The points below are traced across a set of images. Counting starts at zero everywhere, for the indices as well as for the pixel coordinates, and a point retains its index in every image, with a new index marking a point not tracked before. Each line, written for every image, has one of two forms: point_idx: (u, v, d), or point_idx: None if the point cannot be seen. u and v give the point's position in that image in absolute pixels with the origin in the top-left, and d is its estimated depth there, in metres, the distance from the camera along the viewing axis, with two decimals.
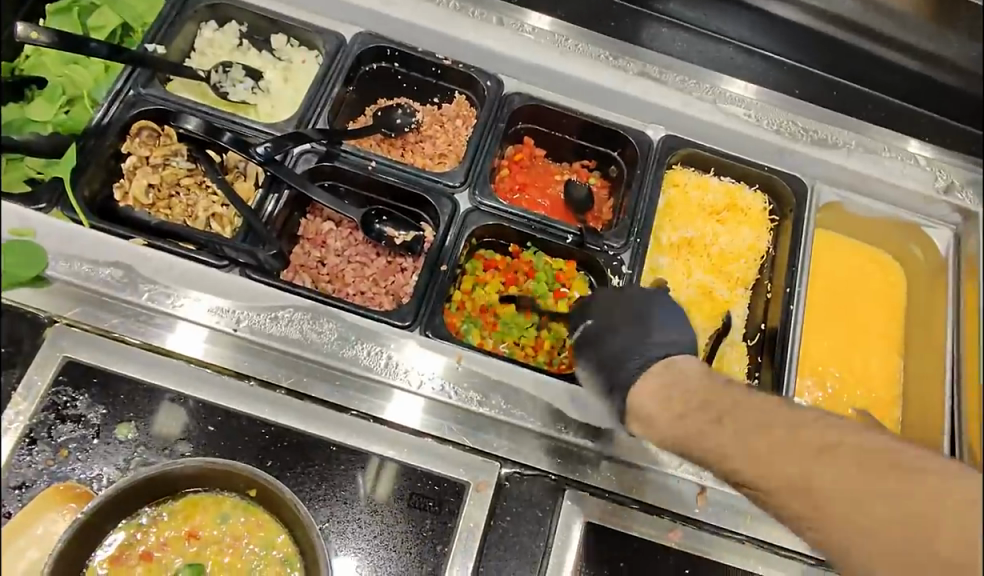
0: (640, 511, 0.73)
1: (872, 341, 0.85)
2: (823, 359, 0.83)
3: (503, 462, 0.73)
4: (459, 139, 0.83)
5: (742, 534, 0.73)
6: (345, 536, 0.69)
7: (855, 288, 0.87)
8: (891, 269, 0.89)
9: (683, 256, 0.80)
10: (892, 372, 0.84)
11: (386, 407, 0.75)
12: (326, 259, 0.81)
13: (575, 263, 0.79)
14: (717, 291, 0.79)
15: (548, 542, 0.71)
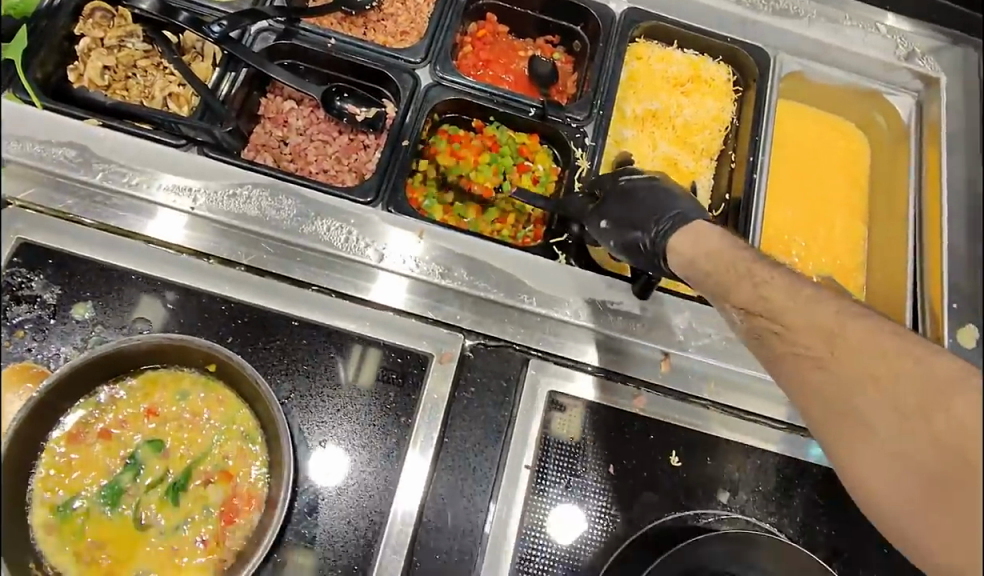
0: (604, 379, 0.72)
1: (835, 208, 0.84)
2: (788, 227, 0.81)
3: (467, 334, 0.72)
4: (421, 16, 0.82)
5: (706, 398, 0.72)
6: (308, 409, 0.69)
7: (820, 155, 0.86)
8: (854, 136, 0.88)
9: (648, 128, 0.81)
10: (857, 240, 0.83)
11: (371, 290, 0.73)
12: (288, 138, 0.80)
13: (538, 136, 0.78)
14: (682, 162, 0.80)
15: (512, 412, 0.70)
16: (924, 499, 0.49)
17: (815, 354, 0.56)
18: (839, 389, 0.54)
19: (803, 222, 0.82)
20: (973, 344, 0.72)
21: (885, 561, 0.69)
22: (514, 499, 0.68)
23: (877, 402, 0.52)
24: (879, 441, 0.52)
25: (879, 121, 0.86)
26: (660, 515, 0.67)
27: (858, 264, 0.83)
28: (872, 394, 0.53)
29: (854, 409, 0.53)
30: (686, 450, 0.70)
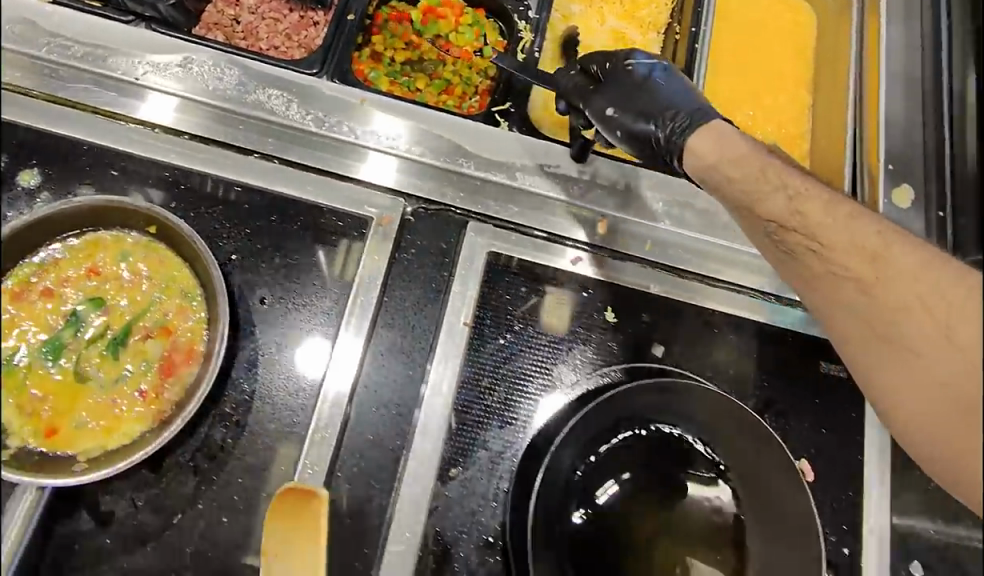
0: (541, 241, 0.73)
1: (780, 79, 0.92)
2: (730, 97, 0.90)
3: (408, 200, 0.73)
4: None
5: (644, 258, 0.73)
6: (248, 270, 0.69)
7: (767, 30, 0.94)
8: (801, 10, 0.95)
9: (596, 5, 0.88)
10: (802, 108, 0.91)
11: (362, 169, 0.74)
12: (240, 17, 0.83)
13: (484, 16, 0.87)
14: (630, 36, 0.87)
15: (452, 272, 0.71)
16: (953, 419, 0.53)
17: (860, 278, 0.60)
18: (886, 314, 0.58)
19: (744, 92, 0.91)
20: (907, 204, 0.76)
21: (817, 411, 0.70)
22: (450, 357, 0.68)
23: (920, 325, 0.56)
24: (917, 360, 0.56)
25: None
26: (594, 368, 0.69)
27: (804, 130, 0.91)
28: (915, 317, 0.56)
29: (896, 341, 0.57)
30: (620, 306, 0.71)
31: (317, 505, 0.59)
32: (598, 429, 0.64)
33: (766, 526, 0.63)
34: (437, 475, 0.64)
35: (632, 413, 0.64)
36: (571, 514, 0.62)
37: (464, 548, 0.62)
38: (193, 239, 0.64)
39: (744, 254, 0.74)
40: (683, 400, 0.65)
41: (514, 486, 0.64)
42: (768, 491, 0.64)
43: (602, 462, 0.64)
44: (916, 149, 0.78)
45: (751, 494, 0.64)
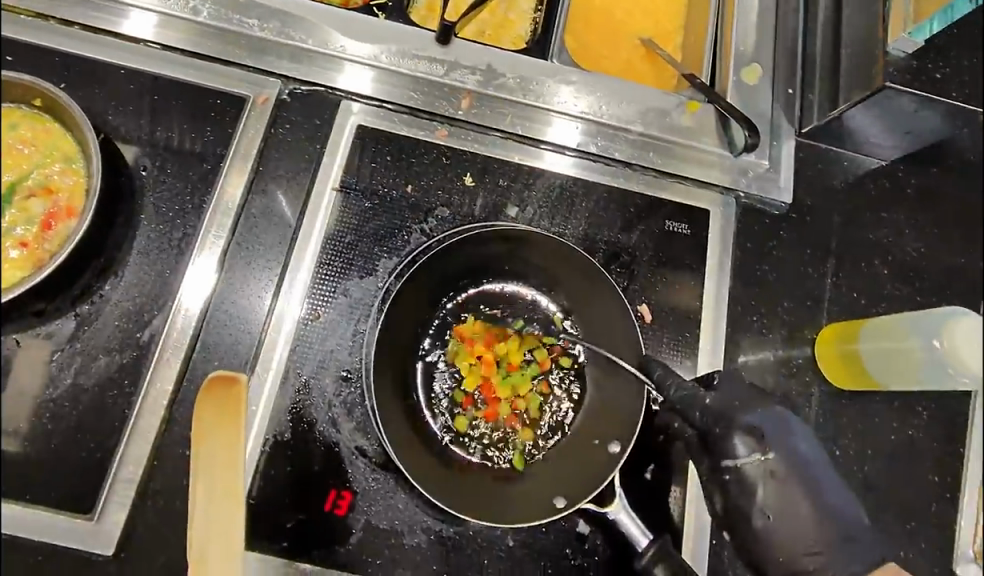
0: (409, 116, 0.80)
1: None
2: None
3: (284, 82, 0.79)
4: None
5: (501, 131, 0.80)
6: (131, 143, 0.74)
7: None
8: None
9: None
10: (680, 6, 0.99)
11: (341, 80, 0.79)
12: None
13: None
14: None
15: (323, 145, 0.77)
16: None
17: None
18: None
19: None
20: (755, 81, 0.86)
21: (661, 265, 0.77)
22: (316, 217, 0.73)
23: None
24: None
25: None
26: (451, 227, 0.75)
27: (680, 28, 0.99)
28: None
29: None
30: (479, 173, 0.78)
31: (240, 393, 0.60)
32: (446, 277, 0.71)
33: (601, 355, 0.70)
34: (300, 317, 0.70)
35: (478, 259, 0.71)
36: (421, 355, 0.70)
37: (323, 381, 0.67)
38: (67, 101, 0.68)
39: (605, 125, 0.81)
40: (528, 250, 0.71)
41: (374, 326, 0.70)
42: (604, 328, 0.71)
43: (454, 309, 0.72)
44: (767, 41, 0.88)
45: (594, 332, 0.72)
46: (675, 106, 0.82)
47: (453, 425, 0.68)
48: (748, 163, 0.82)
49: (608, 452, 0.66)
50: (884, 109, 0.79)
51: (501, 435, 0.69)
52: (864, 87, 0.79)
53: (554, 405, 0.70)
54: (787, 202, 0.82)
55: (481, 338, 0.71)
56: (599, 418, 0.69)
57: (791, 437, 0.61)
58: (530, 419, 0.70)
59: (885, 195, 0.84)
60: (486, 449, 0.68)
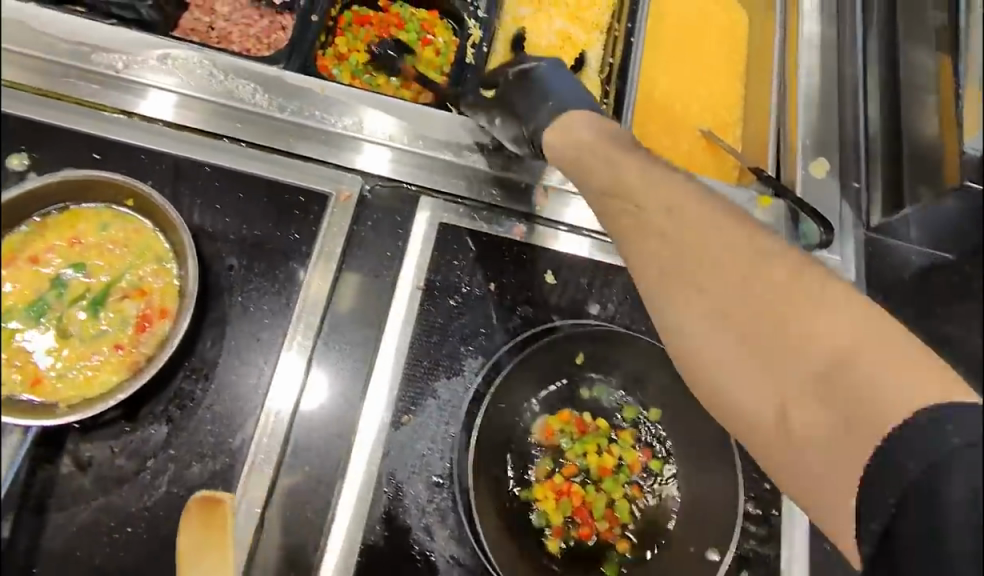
0: (488, 211, 0.80)
1: (716, 74, 1.06)
2: (668, 89, 1.03)
3: (365, 179, 0.80)
4: (275, 34, 0.96)
5: (575, 226, 0.81)
6: (218, 240, 0.75)
7: (706, 31, 1.08)
8: (737, 17, 1.09)
9: (543, 7, 1.07)
10: (736, 98, 1.05)
11: (355, 159, 0.80)
12: (215, 23, 0.96)
13: (438, 14, 1.00)
14: (575, 37, 1.06)
15: (406, 243, 0.78)
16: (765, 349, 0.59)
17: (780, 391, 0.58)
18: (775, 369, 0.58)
19: (680, 86, 1.04)
20: (823, 175, 0.88)
21: None
22: (398, 318, 0.73)
23: (801, 364, 0.57)
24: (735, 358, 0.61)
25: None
26: (535, 326, 0.75)
27: (737, 119, 1.04)
28: (792, 358, 0.57)
29: (707, 314, 0.62)
30: (558, 269, 0.79)
31: (225, 511, 0.63)
32: (536, 376, 0.72)
33: (696, 454, 0.71)
34: (391, 421, 0.69)
35: (566, 360, 0.73)
36: (513, 454, 0.70)
37: (415, 487, 0.67)
38: (164, 203, 0.68)
39: None
40: (623, 347, 0.74)
41: (463, 430, 0.69)
42: (695, 428, 0.72)
43: (542, 407, 0.72)
44: (830, 133, 0.90)
45: (679, 432, 0.73)
46: (748, 202, 0.84)
47: (548, 532, 0.67)
48: (819, 258, 0.83)
49: (707, 560, 0.68)
50: (955, 206, 0.80)
51: (595, 540, 0.68)
52: (937, 185, 0.80)
53: (647, 508, 0.69)
54: (860, 299, 0.84)
55: (568, 436, 0.71)
56: (694, 525, 0.69)
57: None
58: (621, 522, 0.69)
59: (951, 289, 0.86)
60: (580, 555, 0.67)
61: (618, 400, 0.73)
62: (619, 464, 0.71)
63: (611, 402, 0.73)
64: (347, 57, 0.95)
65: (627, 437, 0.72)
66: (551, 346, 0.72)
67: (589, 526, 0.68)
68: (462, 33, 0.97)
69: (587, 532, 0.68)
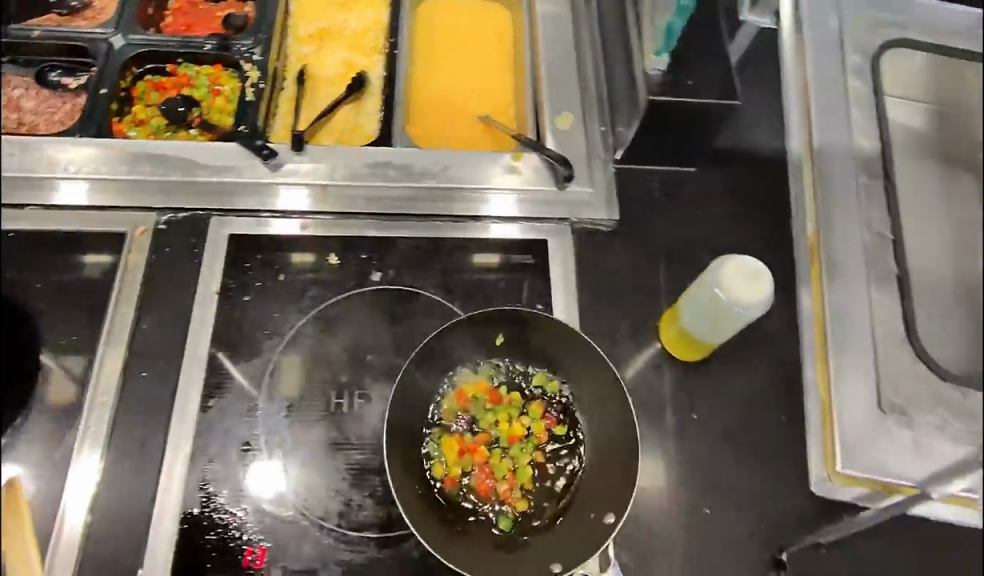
0: (273, 216, 0.89)
1: (488, 72, 1.23)
2: (444, 92, 1.20)
3: (158, 213, 0.88)
4: (75, 113, 1.06)
5: (359, 214, 0.90)
6: (25, 290, 0.83)
7: (477, 37, 1.26)
8: (501, 18, 1.28)
9: (324, 45, 1.23)
10: (508, 86, 1.21)
11: (156, 199, 0.87)
12: (22, 117, 1.05)
13: (222, 67, 1.12)
14: (357, 62, 1.21)
15: (202, 258, 0.86)
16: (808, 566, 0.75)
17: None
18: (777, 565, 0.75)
19: (453, 88, 1.21)
20: (568, 124, 1.00)
21: (509, 293, 0.87)
22: (199, 321, 0.82)
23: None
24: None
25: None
26: (328, 299, 0.85)
27: (512, 103, 1.20)
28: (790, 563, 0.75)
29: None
30: (343, 250, 0.88)
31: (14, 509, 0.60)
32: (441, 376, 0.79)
33: (602, 415, 0.78)
34: (199, 406, 0.77)
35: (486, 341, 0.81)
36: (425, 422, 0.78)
37: (225, 456, 0.74)
38: None
39: (446, 189, 0.91)
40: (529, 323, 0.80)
41: (266, 399, 0.77)
42: (599, 394, 0.79)
43: (458, 375, 0.80)
44: (572, 90, 1.03)
45: (583, 397, 0.79)
46: (503, 160, 0.93)
47: (444, 479, 0.75)
48: (576, 193, 0.93)
49: (604, 524, 0.72)
50: (668, 126, 0.92)
51: (491, 496, 0.75)
52: (637, 112, 0.91)
53: (549, 475, 0.77)
54: (615, 219, 0.93)
55: (481, 403, 0.80)
56: (597, 483, 0.75)
57: (622, 340, 0.85)
58: (522, 486, 0.76)
59: (697, 196, 0.98)
60: (475, 512, 0.74)
61: (525, 372, 0.81)
62: (528, 434, 0.79)
63: (523, 378, 0.81)
64: (146, 120, 1.08)
65: (535, 409, 0.80)
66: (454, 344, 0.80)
67: (487, 485, 0.76)
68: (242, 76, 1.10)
69: (485, 489, 0.75)
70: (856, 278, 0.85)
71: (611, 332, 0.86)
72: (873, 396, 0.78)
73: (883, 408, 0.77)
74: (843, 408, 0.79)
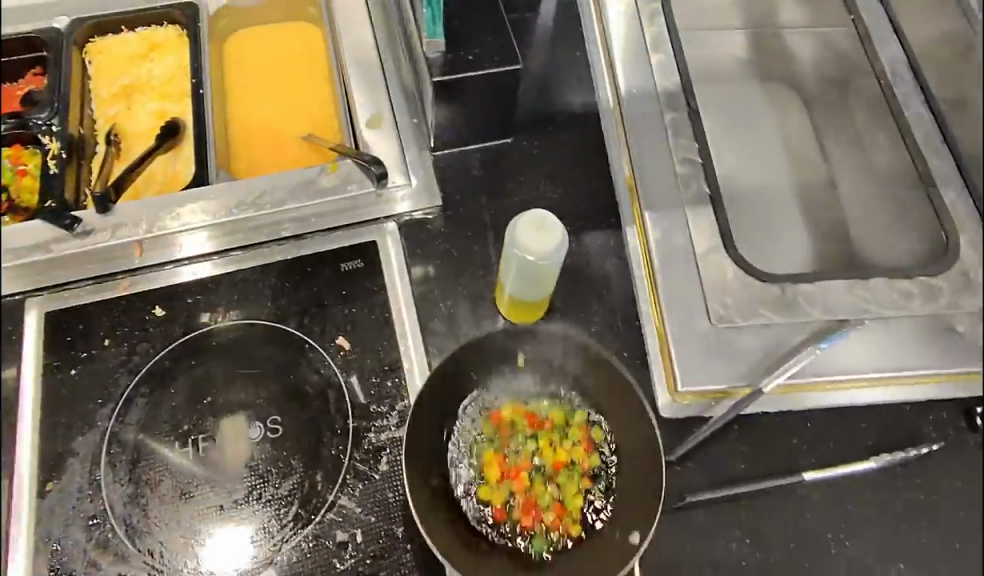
0: (93, 283, 0.87)
1: (305, 90, 1.21)
2: (263, 121, 1.18)
3: None
4: None
5: (181, 260, 0.88)
6: None
7: (289, 58, 1.24)
8: (309, 35, 1.27)
9: (131, 99, 1.19)
10: (327, 99, 1.20)
11: None
12: None
13: (22, 144, 1.07)
14: (169, 110, 1.18)
15: (21, 342, 0.83)
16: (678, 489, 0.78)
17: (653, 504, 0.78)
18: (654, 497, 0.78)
19: (272, 115, 1.19)
20: (380, 125, 0.99)
21: (343, 300, 0.87)
22: (26, 406, 0.79)
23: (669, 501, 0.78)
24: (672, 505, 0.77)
25: (310, 11, 1.26)
26: (159, 351, 0.83)
27: (334, 115, 1.18)
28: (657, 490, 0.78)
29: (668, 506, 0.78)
30: (169, 300, 0.86)
31: None
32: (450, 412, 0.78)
33: (622, 421, 0.77)
34: (36, 493, 0.75)
35: (509, 367, 0.80)
36: (466, 442, 0.78)
37: (73, 535, 0.73)
38: None
39: (262, 217, 0.90)
40: (549, 347, 0.79)
41: (107, 470, 0.76)
42: (622, 403, 0.77)
43: (497, 403, 0.80)
44: (379, 89, 1.02)
45: (604, 409, 0.78)
46: (319, 173, 0.93)
47: (487, 505, 0.74)
48: (393, 190, 0.94)
49: (631, 543, 0.70)
50: (467, 104, 0.93)
51: (535, 526, 0.73)
52: (431, 92, 0.91)
53: (593, 501, 0.75)
54: (438, 205, 0.94)
55: (521, 429, 0.79)
56: (627, 501, 0.73)
57: (465, 320, 0.87)
58: (568, 512, 0.74)
59: (516, 164, 0.99)
60: (517, 535, 0.73)
61: (565, 395, 0.81)
62: (572, 461, 0.77)
63: (560, 402, 0.81)
64: None
65: (577, 432, 0.78)
66: (474, 369, 0.79)
67: (531, 510, 0.74)
68: (43, 150, 1.06)
69: (528, 517, 0.74)
70: (669, 207, 0.89)
71: (453, 315, 0.87)
72: (701, 311, 0.83)
73: (714, 321, 0.82)
74: (674, 333, 0.82)
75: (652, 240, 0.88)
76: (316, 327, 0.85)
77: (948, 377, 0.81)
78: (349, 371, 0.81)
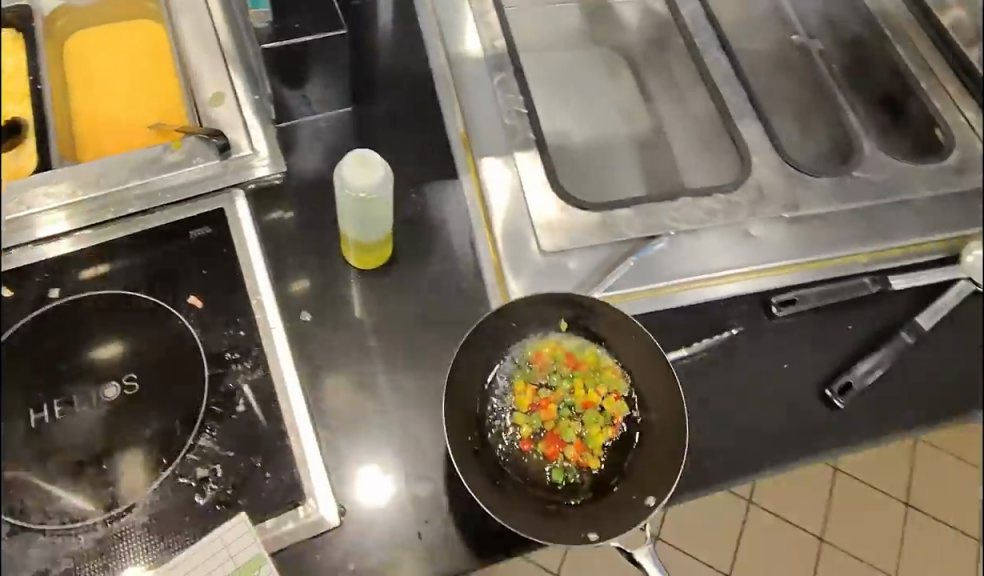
0: None
1: (150, 82, 1.21)
2: (108, 118, 1.19)
3: None
4: None
5: (26, 242, 0.89)
6: None
7: (132, 52, 1.23)
8: (152, 27, 1.26)
9: None
10: (173, 89, 1.20)
11: None
12: None
13: None
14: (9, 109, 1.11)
15: None
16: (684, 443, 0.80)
17: None
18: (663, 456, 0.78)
19: (118, 111, 1.19)
20: (222, 101, 1.01)
21: (193, 263, 0.90)
22: None
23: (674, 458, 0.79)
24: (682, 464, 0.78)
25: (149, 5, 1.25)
26: (8, 327, 0.84)
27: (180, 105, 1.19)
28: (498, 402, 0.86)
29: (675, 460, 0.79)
30: (16, 281, 0.87)
31: None
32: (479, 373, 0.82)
33: (650, 380, 0.82)
34: None
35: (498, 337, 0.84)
36: (504, 373, 0.84)
37: None
38: None
39: (106, 195, 0.92)
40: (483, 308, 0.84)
41: None
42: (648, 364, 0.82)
43: (535, 338, 0.85)
44: (218, 67, 1.03)
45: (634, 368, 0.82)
46: (162, 150, 0.96)
47: (519, 435, 0.81)
48: (236, 159, 0.97)
49: (645, 505, 0.75)
50: (301, 74, 0.98)
51: (560, 458, 0.80)
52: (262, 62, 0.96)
53: (616, 447, 0.80)
54: (283, 170, 0.99)
55: (558, 367, 0.85)
56: (648, 455, 0.78)
57: (314, 276, 0.93)
58: (591, 453, 0.80)
59: (358, 130, 1.05)
60: (542, 466, 0.80)
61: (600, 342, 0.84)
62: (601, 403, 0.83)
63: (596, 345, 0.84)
64: None
65: (606, 374, 0.83)
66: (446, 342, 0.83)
67: (557, 444, 0.81)
68: None
69: (553, 451, 0.81)
70: (501, 153, 0.98)
71: (302, 273, 0.93)
72: (532, 241, 0.91)
73: (543, 253, 0.91)
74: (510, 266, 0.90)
75: (488, 184, 0.95)
76: (168, 291, 0.88)
77: (743, 275, 0.91)
78: (203, 326, 0.85)
